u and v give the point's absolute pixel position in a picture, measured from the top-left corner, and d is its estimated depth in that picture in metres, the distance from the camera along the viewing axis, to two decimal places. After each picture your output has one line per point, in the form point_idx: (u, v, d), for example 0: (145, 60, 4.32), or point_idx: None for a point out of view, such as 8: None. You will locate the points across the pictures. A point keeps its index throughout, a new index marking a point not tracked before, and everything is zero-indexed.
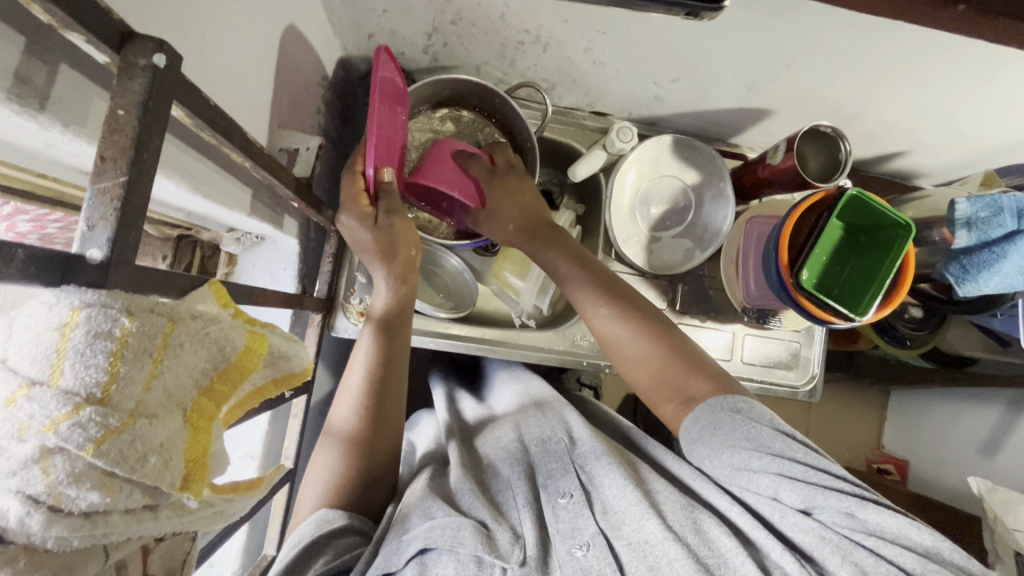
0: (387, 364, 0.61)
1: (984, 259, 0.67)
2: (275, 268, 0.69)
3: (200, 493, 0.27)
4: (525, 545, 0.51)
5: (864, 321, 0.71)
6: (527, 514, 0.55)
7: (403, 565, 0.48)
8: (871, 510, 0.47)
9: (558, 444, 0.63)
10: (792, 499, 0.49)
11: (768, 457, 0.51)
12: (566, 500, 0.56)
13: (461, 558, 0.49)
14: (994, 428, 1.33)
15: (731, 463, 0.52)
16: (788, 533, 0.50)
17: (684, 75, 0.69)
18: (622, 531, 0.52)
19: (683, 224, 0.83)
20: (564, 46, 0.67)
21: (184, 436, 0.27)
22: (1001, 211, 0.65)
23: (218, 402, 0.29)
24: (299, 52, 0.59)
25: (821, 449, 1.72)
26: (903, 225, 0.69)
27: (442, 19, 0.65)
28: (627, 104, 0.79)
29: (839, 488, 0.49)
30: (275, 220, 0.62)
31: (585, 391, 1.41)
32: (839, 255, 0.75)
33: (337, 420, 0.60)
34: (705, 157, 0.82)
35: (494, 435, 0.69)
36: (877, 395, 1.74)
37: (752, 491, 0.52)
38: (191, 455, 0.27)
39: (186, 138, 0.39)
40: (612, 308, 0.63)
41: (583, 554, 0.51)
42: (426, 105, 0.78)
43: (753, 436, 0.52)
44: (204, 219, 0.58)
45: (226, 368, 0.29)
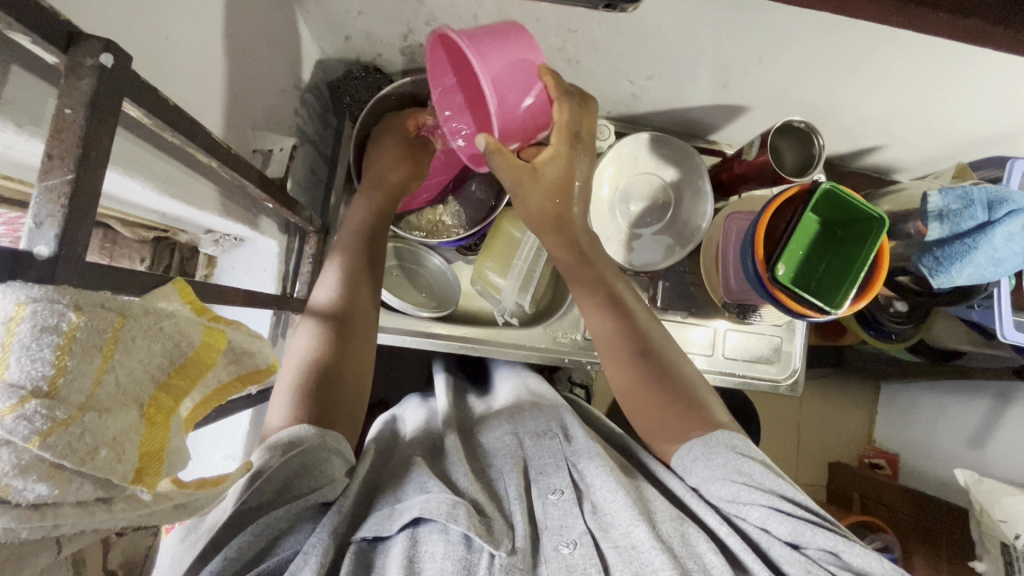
0: (333, 351, 0.59)
1: (955, 251, 0.68)
2: (254, 269, 0.69)
3: (153, 485, 0.27)
4: (516, 532, 0.52)
5: (840, 314, 0.72)
6: (523, 501, 0.56)
7: (394, 532, 0.50)
8: (858, 554, 0.49)
9: (552, 440, 0.64)
10: (781, 531, 0.51)
11: (757, 490, 0.52)
12: (557, 496, 0.56)
13: (451, 538, 0.50)
14: (981, 420, 1.33)
15: (726, 488, 0.54)
16: (773, 559, 0.51)
17: (658, 73, 0.70)
18: (610, 534, 0.52)
19: (663, 221, 0.83)
20: (538, 45, 0.68)
21: (140, 430, 0.27)
22: (972, 203, 0.66)
23: (176, 398, 0.30)
24: (272, 54, 0.60)
25: (813, 445, 1.73)
26: (876, 217, 0.70)
27: (416, 20, 0.66)
28: (604, 102, 0.79)
29: (829, 531, 0.50)
30: (253, 221, 0.63)
31: (576, 390, 1.41)
32: (816, 248, 0.75)
33: (269, 423, 0.54)
34: (683, 155, 0.83)
35: (495, 426, 0.70)
36: (869, 390, 1.75)
37: (742, 518, 0.53)
38: (146, 448, 0.27)
39: (151, 139, 0.39)
40: (604, 317, 0.65)
41: (569, 551, 0.51)
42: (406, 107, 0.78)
43: (744, 471, 0.54)
44: (180, 221, 0.58)
45: (183, 363, 0.30)
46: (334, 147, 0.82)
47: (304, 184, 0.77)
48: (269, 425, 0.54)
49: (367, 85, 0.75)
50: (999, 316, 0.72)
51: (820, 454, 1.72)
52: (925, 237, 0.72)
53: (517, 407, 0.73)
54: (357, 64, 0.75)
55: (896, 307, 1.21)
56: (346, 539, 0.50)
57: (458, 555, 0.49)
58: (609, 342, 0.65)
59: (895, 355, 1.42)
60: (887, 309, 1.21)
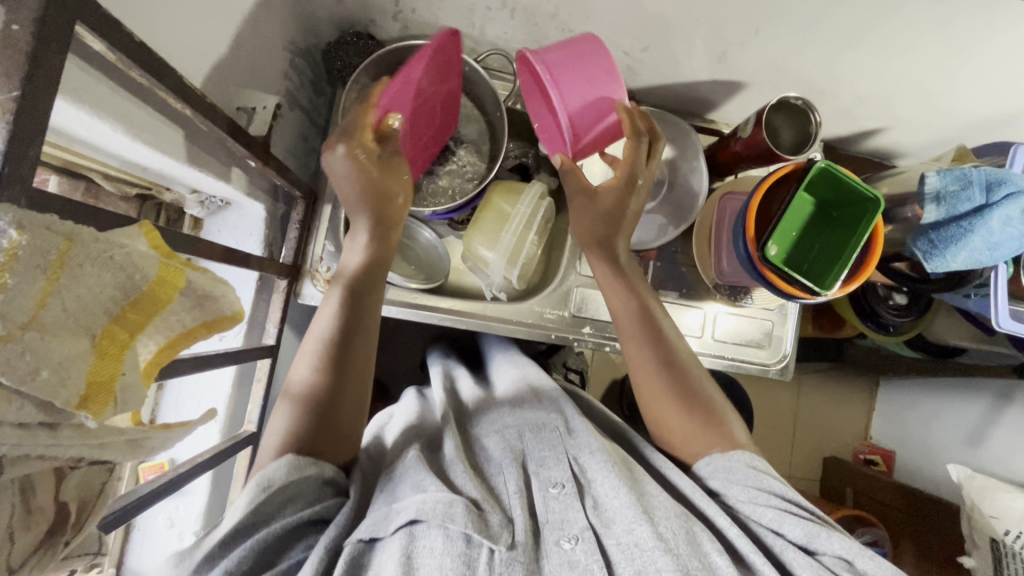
0: (352, 325, 0.61)
1: (951, 234, 0.66)
2: (241, 231, 0.69)
3: (99, 415, 0.27)
4: (517, 528, 0.51)
5: (830, 296, 0.71)
6: (523, 497, 0.55)
7: (390, 533, 0.49)
8: (871, 559, 0.49)
9: (553, 433, 0.63)
10: (794, 534, 0.52)
11: (775, 498, 0.55)
12: (558, 490, 0.56)
13: (451, 534, 0.48)
14: (979, 418, 1.32)
15: (747, 487, 0.56)
16: (787, 563, 0.51)
17: (653, 44, 0.69)
18: (612, 530, 0.51)
19: (656, 199, 0.82)
20: (531, 12, 0.66)
21: (89, 359, 0.27)
22: (969, 184, 0.64)
23: (132, 332, 0.30)
24: (260, 11, 0.59)
25: (808, 439, 1.71)
26: (872, 199, 0.69)
27: None
28: None
29: (845, 538, 0.51)
30: (238, 182, 0.62)
31: (570, 376, 1.41)
32: (810, 230, 0.74)
33: (295, 377, 0.60)
34: (679, 132, 0.82)
35: (492, 420, 0.70)
36: (868, 386, 1.73)
37: (754, 520, 0.55)
38: (95, 377, 0.27)
39: (121, 81, 0.39)
40: (622, 293, 0.69)
41: (571, 547, 0.50)
42: None
43: (764, 485, 0.56)
44: (164, 178, 0.58)
45: (139, 298, 0.30)
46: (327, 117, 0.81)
47: (295, 151, 0.76)
48: (292, 378, 0.60)
49: (358, 51, 0.73)
50: (995, 303, 0.70)
51: (816, 449, 1.71)
52: (921, 220, 0.70)
53: (519, 400, 0.72)
54: (350, 29, 0.74)
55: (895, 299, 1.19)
56: (339, 539, 0.49)
57: (457, 550, 0.47)
58: (638, 345, 0.67)
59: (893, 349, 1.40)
60: (887, 302, 1.19)
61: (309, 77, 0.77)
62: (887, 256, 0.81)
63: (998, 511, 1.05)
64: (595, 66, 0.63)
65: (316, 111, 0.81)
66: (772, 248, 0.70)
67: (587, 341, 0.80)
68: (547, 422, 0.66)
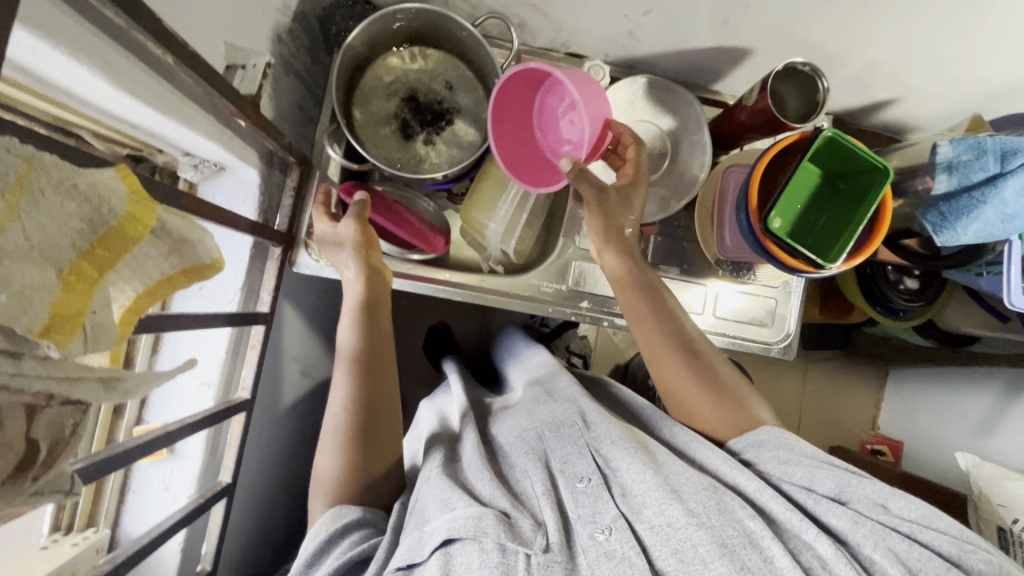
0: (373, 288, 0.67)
1: (963, 205, 0.64)
2: (234, 197, 0.67)
3: (63, 345, 0.27)
4: (553, 534, 0.50)
5: (834, 271, 0.69)
6: (548, 497, 0.54)
7: (427, 556, 0.49)
8: (903, 500, 0.51)
9: (572, 427, 0.62)
10: (825, 487, 0.53)
11: (807, 457, 0.56)
12: (585, 484, 0.55)
13: (485, 547, 0.48)
14: (991, 406, 1.29)
15: (776, 454, 0.57)
16: (822, 517, 0.51)
17: (655, 7, 0.67)
18: (643, 514, 0.51)
19: (658, 172, 0.81)
20: None
21: (55, 291, 0.27)
22: (984, 153, 0.61)
23: (100, 268, 0.29)
24: None
25: (815, 429, 1.69)
26: (881, 168, 0.66)
27: None
28: (602, 43, 0.76)
29: (874, 482, 0.53)
30: (231, 145, 0.61)
31: (574, 360, 1.39)
32: (816, 202, 0.72)
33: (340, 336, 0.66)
34: (682, 102, 0.79)
35: (509, 423, 0.69)
36: (877, 376, 1.70)
37: (785, 481, 0.55)
38: (60, 310, 0.27)
39: (96, 22, 0.38)
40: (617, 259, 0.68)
41: (605, 538, 0.50)
42: (394, 40, 0.76)
43: (797, 447, 0.57)
44: (155, 139, 0.57)
45: (106, 233, 0.29)
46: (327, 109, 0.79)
47: (291, 119, 0.76)
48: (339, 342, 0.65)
49: (352, 15, 0.74)
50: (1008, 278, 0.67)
51: (823, 439, 1.69)
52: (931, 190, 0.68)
53: (533, 398, 0.71)
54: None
55: (905, 283, 1.16)
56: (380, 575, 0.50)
57: (493, 562, 0.47)
58: (658, 345, 0.66)
59: (903, 336, 1.38)
60: (898, 287, 1.16)
61: (307, 45, 0.76)
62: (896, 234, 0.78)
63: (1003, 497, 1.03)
64: (605, 104, 0.70)
65: (314, 80, 0.80)
66: (772, 215, 0.69)
67: (584, 316, 0.79)
68: (567, 416, 0.65)
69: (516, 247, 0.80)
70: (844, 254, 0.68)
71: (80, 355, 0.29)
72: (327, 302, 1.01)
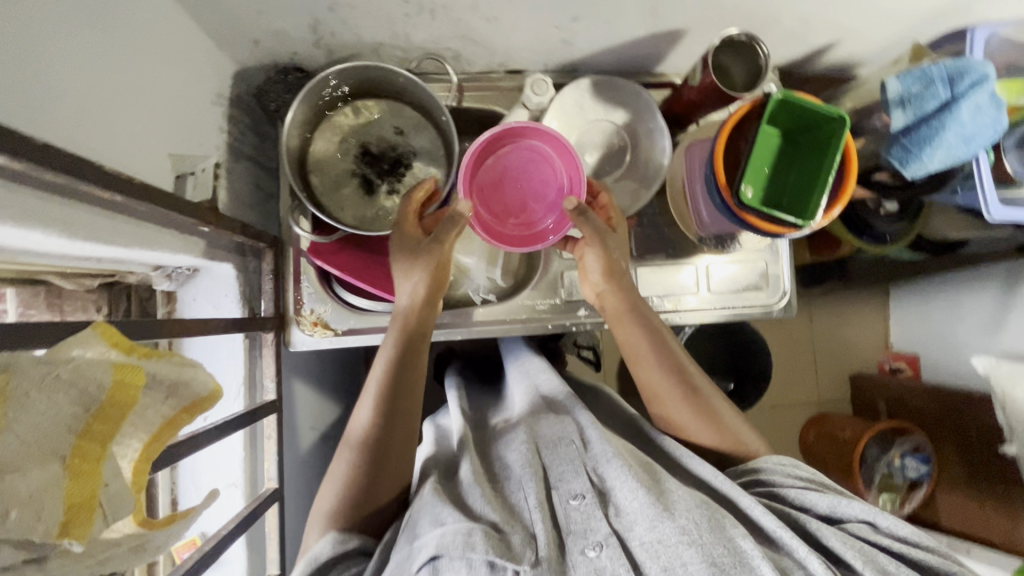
0: (405, 356, 0.67)
1: (923, 136, 0.65)
2: (216, 296, 0.68)
3: (85, 536, 0.27)
4: (540, 549, 0.52)
5: (814, 227, 0.69)
6: (539, 512, 0.56)
7: (416, 570, 0.50)
8: (889, 518, 0.53)
9: (569, 446, 0.63)
10: (819, 505, 0.56)
11: (799, 479, 0.59)
12: (579, 501, 0.57)
13: (473, 562, 0.49)
14: (994, 305, 1.31)
15: (776, 475, 0.60)
16: (811, 536, 0.53)
17: (582, 13, 0.67)
18: (634, 532, 0.52)
19: (623, 166, 0.81)
20: (451, 10, 0.64)
21: (63, 483, 0.27)
22: (932, 82, 0.62)
23: (103, 443, 0.29)
24: (177, 74, 0.57)
25: (831, 362, 1.71)
26: (837, 117, 0.67)
27: (318, 8, 0.62)
28: (539, 54, 0.76)
29: (862, 501, 0.55)
30: (199, 249, 0.61)
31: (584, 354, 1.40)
32: (782, 164, 0.72)
33: (357, 419, 0.66)
34: (631, 94, 0.79)
35: (507, 437, 0.69)
36: (880, 297, 1.71)
37: (778, 499, 0.58)
38: (74, 500, 0.27)
39: (37, 186, 0.38)
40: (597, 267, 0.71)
41: (596, 554, 0.51)
42: (334, 100, 0.75)
43: (794, 471, 0.61)
44: (124, 264, 0.56)
45: (101, 408, 0.29)
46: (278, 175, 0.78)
47: (253, 202, 0.75)
48: (356, 419, 0.66)
49: (288, 88, 0.74)
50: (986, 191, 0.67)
51: (841, 370, 1.71)
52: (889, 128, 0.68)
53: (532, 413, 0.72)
54: (277, 67, 0.72)
55: (886, 207, 1.18)
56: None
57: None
58: (663, 378, 0.68)
59: (895, 256, 1.39)
60: (879, 213, 1.17)
61: (251, 125, 0.75)
62: (867, 171, 0.79)
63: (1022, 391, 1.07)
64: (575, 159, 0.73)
65: (265, 156, 0.80)
66: (743, 185, 0.69)
67: (585, 324, 0.80)
68: (564, 434, 0.65)
69: (501, 270, 0.81)
70: (822, 205, 0.69)
71: (102, 534, 0.29)
72: (333, 364, 1.01)
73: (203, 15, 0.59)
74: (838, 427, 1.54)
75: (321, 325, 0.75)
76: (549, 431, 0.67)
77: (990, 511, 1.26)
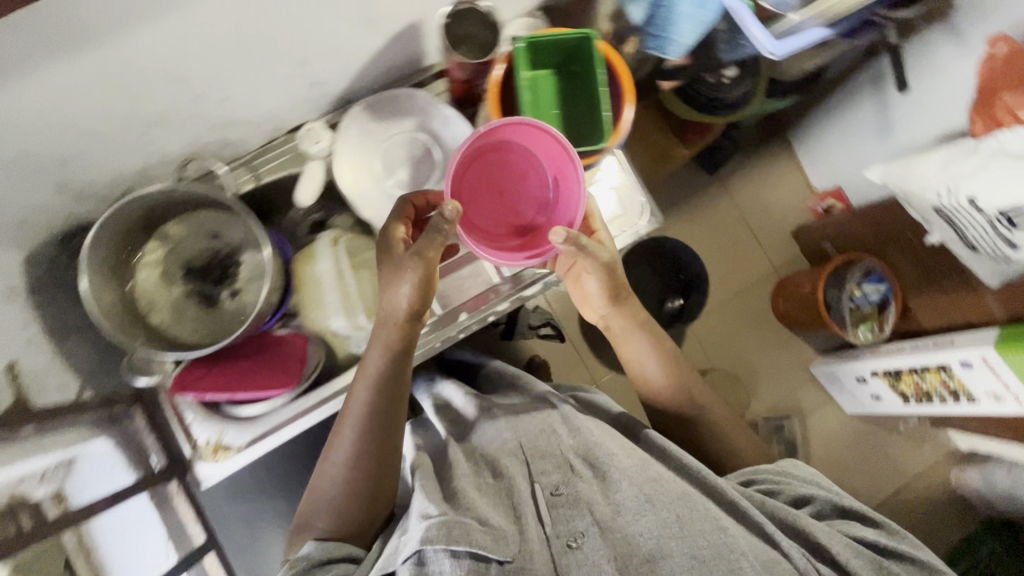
0: (382, 408, 0.68)
1: None
2: (104, 471, 0.69)
3: None
4: (525, 533, 0.61)
5: (620, 139, 0.71)
6: (527, 504, 0.65)
7: (402, 562, 0.59)
8: (892, 538, 0.63)
9: (549, 437, 0.72)
10: (814, 510, 0.66)
11: (804, 484, 0.69)
12: (559, 491, 0.65)
13: (457, 553, 0.57)
14: (875, 111, 1.32)
15: (777, 477, 0.69)
16: (804, 531, 0.61)
17: (307, 54, 0.66)
18: (618, 526, 0.60)
19: (438, 166, 0.80)
20: (183, 111, 0.64)
21: None
22: None
23: None
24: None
25: (770, 226, 1.74)
26: (582, 35, 0.69)
27: (58, 172, 0.61)
28: (304, 102, 0.75)
29: (865, 517, 0.65)
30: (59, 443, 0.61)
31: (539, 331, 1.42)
32: (566, 99, 0.73)
33: (334, 458, 0.68)
34: (406, 98, 0.78)
35: (489, 434, 0.77)
36: (785, 146, 1.72)
37: (776, 498, 0.67)
38: None
39: None
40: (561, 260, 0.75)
41: (577, 546, 0.59)
42: (133, 239, 0.74)
43: (792, 472, 0.71)
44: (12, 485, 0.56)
45: None
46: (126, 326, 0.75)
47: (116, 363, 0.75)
48: (336, 457, 0.68)
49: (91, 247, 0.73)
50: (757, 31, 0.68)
51: (782, 229, 1.75)
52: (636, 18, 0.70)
53: (516, 408, 0.80)
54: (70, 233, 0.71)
55: (727, 75, 1.17)
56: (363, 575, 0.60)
57: (461, 567, 0.56)
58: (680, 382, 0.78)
59: (768, 108, 1.40)
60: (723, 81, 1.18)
61: None
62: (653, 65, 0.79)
63: (904, 187, 1.14)
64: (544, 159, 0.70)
65: None
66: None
67: (466, 328, 0.81)
68: (545, 427, 0.75)
69: (373, 314, 0.79)
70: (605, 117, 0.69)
71: None
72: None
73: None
74: (797, 284, 1.60)
75: (220, 449, 0.74)
76: (532, 426, 0.76)
77: (951, 296, 1.32)
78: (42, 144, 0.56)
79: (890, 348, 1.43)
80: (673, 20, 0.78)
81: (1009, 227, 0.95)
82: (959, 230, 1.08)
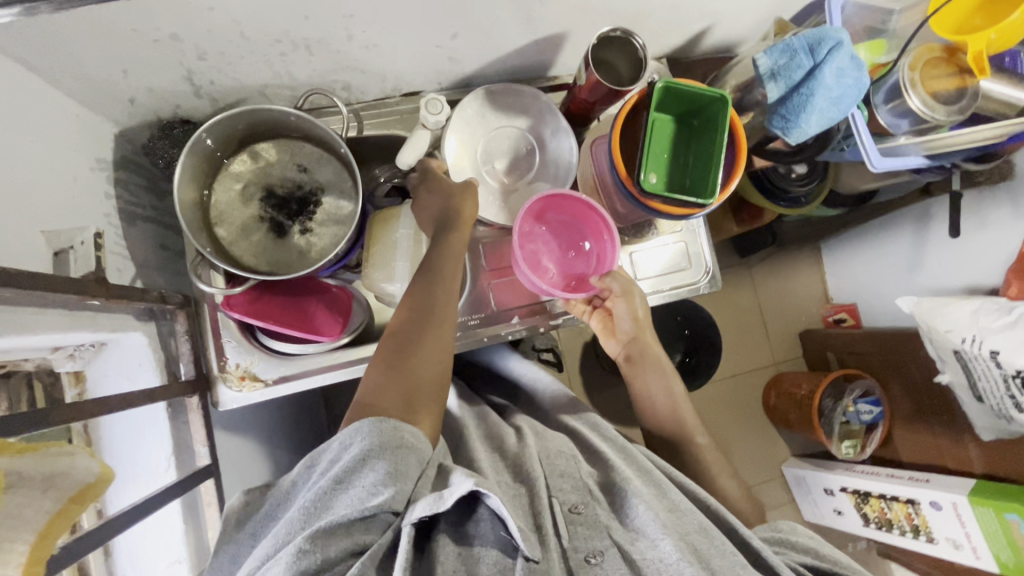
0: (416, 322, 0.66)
1: (796, 103, 0.69)
2: (129, 368, 0.64)
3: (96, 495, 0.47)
4: (550, 544, 0.55)
5: (716, 203, 0.71)
6: (545, 511, 0.58)
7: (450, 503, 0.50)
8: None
9: (565, 458, 0.66)
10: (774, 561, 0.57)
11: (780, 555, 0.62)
12: (570, 509, 0.59)
13: (494, 535, 0.55)
14: (911, 246, 1.44)
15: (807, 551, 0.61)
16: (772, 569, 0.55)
17: (460, 30, 0.67)
18: (638, 544, 0.55)
19: (533, 169, 0.81)
20: (328, 44, 0.64)
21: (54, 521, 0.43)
22: (795, 53, 0.67)
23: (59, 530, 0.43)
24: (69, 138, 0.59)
25: (780, 320, 1.83)
26: (719, 96, 0.70)
27: (187, 58, 0.60)
28: (428, 74, 0.77)
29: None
30: (118, 308, 0.61)
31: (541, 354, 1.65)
32: (677, 148, 0.75)
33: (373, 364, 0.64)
34: (529, 99, 0.80)
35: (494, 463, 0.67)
36: (810, 251, 1.84)
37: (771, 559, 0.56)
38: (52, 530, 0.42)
39: None
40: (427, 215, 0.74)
41: (597, 562, 0.54)
42: (228, 147, 0.74)
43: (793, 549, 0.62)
44: (25, 349, 0.53)
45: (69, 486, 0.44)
46: (213, 210, 0.74)
47: (203, 232, 0.72)
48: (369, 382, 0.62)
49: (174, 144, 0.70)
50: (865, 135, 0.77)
51: (790, 328, 1.83)
52: (767, 100, 0.72)
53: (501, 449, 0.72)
54: (163, 121, 0.70)
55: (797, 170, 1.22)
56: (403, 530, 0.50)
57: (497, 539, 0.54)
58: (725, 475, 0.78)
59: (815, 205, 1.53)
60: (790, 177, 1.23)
61: (143, 178, 0.72)
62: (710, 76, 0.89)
63: (931, 331, 1.14)
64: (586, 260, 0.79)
65: (205, 188, 0.73)
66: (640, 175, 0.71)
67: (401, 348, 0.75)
68: (562, 451, 0.68)
69: None
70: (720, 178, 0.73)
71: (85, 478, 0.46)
72: (294, 413, 1.00)
73: (135, 91, 0.63)
74: (794, 384, 1.63)
75: (248, 378, 0.74)
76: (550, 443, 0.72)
77: None
78: (234, 46, 0.60)
79: (866, 470, 1.49)
80: (805, 111, 0.69)
81: (1022, 390, 0.97)
82: (972, 378, 1.08)
